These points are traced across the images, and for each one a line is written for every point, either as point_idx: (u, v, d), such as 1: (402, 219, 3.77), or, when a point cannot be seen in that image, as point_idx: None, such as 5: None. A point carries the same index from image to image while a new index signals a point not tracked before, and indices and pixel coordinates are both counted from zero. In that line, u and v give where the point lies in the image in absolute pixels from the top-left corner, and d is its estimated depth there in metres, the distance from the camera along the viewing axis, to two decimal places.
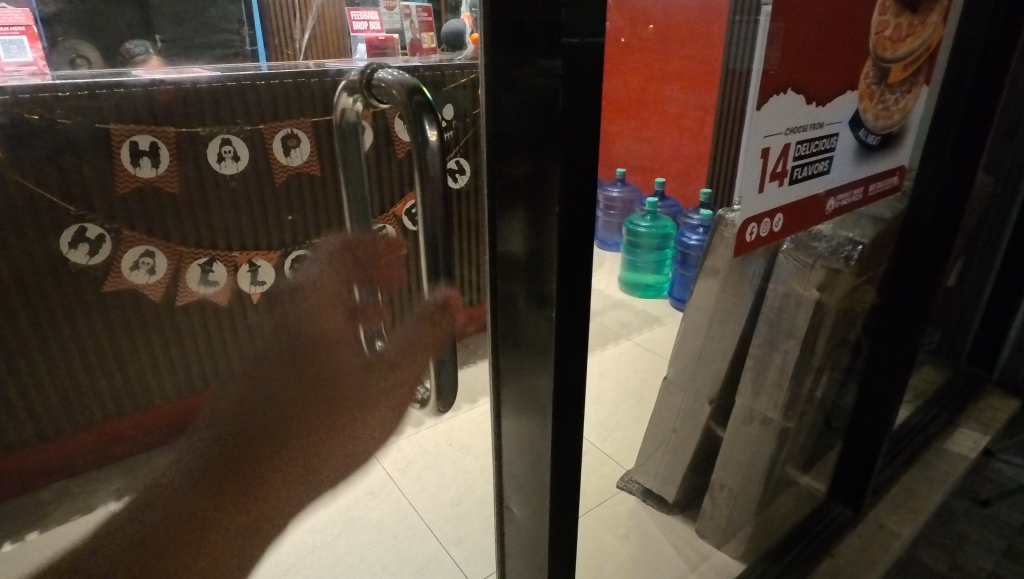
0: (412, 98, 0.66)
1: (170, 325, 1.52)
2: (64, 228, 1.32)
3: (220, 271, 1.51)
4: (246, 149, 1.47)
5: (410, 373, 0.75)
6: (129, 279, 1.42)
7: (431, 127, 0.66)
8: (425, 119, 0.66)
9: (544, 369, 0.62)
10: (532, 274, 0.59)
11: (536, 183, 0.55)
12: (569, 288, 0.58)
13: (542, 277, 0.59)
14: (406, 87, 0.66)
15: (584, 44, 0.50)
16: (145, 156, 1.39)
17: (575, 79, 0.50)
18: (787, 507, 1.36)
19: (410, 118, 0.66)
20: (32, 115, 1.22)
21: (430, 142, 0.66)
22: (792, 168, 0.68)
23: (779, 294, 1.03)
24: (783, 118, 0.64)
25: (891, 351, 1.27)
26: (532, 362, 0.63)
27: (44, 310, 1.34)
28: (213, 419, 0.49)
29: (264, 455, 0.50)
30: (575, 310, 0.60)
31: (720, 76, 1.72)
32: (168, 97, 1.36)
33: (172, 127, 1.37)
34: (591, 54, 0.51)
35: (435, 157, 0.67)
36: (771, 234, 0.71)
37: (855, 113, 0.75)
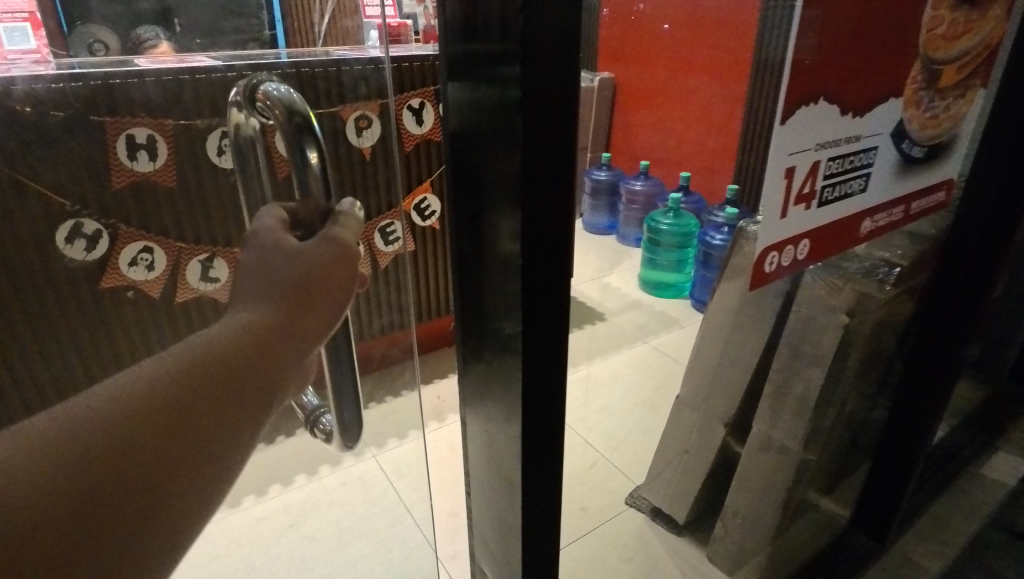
0: (292, 119, 0.60)
1: (168, 323, 1.48)
2: (58, 224, 1.27)
3: (220, 268, 1.50)
4: None
5: (319, 406, 0.82)
6: (126, 276, 1.38)
7: (313, 151, 0.59)
8: (305, 144, 0.59)
9: (512, 413, 0.55)
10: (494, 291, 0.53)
11: (499, 197, 0.47)
12: (538, 324, 0.51)
13: (508, 307, 0.51)
14: (282, 105, 0.61)
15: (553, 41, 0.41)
16: (143, 151, 1.32)
17: (531, 82, 0.42)
18: (805, 537, 1.27)
19: (291, 143, 0.60)
20: (23, 106, 1.18)
21: (311, 167, 0.59)
22: (820, 189, 0.60)
23: (803, 317, 0.94)
24: (812, 132, 0.55)
25: (926, 375, 1.17)
26: (502, 403, 0.56)
27: (40, 307, 1.31)
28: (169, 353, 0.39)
29: (235, 387, 0.39)
30: (545, 351, 0.53)
31: (748, 67, 1.60)
32: (165, 88, 1.31)
33: (168, 119, 1.33)
34: (559, 52, 0.43)
35: (319, 186, 0.59)
36: (794, 262, 0.62)
37: (898, 124, 0.65)
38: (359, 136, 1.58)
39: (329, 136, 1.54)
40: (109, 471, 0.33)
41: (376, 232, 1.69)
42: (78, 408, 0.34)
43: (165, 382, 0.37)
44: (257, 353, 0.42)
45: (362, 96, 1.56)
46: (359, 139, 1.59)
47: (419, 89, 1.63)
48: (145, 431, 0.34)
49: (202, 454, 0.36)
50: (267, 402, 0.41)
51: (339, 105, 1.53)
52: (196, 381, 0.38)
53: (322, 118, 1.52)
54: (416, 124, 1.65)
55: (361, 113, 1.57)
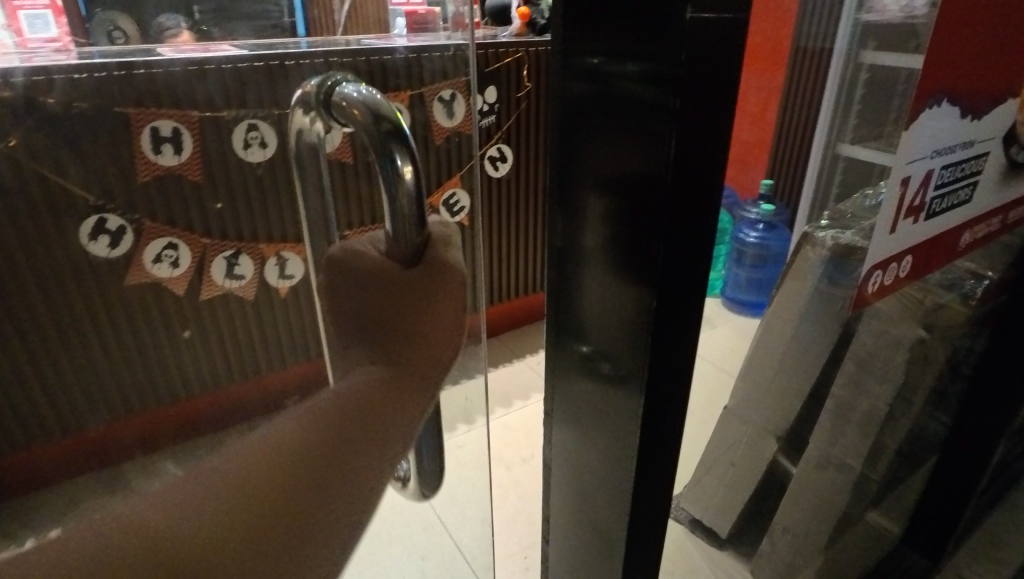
0: (379, 125, 0.48)
1: (194, 321, 1.45)
2: (82, 219, 1.24)
3: (246, 264, 1.46)
4: (273, 134, 1.37)
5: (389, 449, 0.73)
6: (152, 272, 1.35)
7: (406, 163, 0.48)
8: (394, 151, 0.48)
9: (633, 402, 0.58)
10: (610, 290, 0.57)
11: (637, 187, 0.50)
12: (667, 316, 0.53)
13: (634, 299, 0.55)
14: (366, 109, 0.49)
15: (697, 57, 0.43)
16: (168, 144, 1.27)
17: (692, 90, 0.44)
18: (855, 555, 1.22)
19: (377, 154, 0.48)
20: (46, 97, 1.14)
21: (404, 182, 0.48)
22: (930, 200, 0.54)
23: (877, 331, 0.87)
24: (931, 138, 0.49)
25: (996, 389, 1.09)
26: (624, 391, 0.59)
27: (65, 304, 1.28)
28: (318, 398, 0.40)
29: (363, 415, 0.38)
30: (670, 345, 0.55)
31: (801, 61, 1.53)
32: (192, 78, 1.26)
33: (195, 111, 1.28)
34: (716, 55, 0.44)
35: (411, 204, 0.48)
36: (897, 281, 0.57)
37: (1011, 126, 0.59)
38: None
39: None
40: (266, 511, 0.33)
41: None
42: (215, 463, 0.35)
43: (288, 437, 0.36)
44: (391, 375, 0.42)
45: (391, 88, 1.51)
46: None
47: None
48: (282, 471, 0.34)
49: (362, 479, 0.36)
50: (407, 422, 0.40)
51: None
52: (321, 417, 0.37)
53: None
54: (447, 116, 1.60)
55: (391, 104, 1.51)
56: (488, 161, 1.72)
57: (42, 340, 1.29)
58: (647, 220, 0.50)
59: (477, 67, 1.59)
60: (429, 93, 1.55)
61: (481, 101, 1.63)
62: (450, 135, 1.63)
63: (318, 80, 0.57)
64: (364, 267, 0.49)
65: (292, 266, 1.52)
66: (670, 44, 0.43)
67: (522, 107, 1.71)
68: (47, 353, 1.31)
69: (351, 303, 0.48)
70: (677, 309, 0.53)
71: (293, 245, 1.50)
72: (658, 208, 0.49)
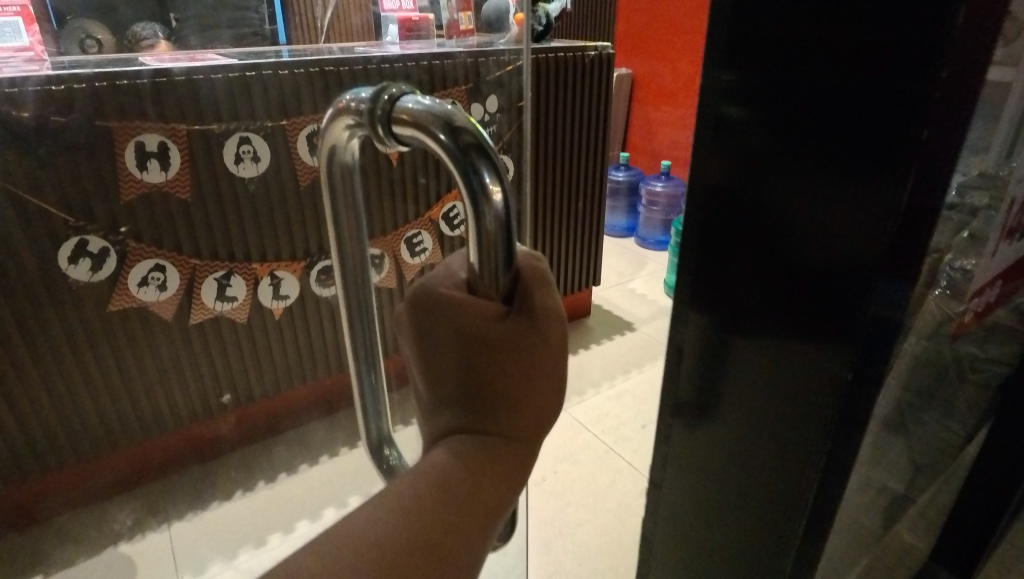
0: (456, 136, 0.40)
1: (183, 346, 1.37)
2: (61, 242, 1.15)
3: (239, 286, 1.38)
4: (266, 146, 1.30)
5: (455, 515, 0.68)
6: (138, 297, 1.26)
7: (494, 180, 0.40)
8: (480, 167, 0.40)
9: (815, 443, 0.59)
10: (789, 322, 0.58)
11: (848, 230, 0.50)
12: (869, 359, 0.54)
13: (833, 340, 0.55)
14: (437, 118, 0.40)
15: (952, 89, 0.43)
16: (154, 160, 1.19)
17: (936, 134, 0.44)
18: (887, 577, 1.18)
19: (460, 172, 0.40)
20: (21, 112, 1.05)
21: (493, 205, 0.40)
22: None
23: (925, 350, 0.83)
24: None
25: None
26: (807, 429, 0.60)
27: (44, 333, 1.19)
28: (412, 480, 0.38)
29: (471, 498, 0.39)
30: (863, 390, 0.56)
31: None
32: (179, 90, 1.18)
33: (182, 124, 1.20)
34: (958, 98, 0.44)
35: (503, 231, 0.40)
36: None
37: None
38: None
39: None
40: None
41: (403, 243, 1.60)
42: (330, 536, 0.35)
43: (392, 538, 0.34)
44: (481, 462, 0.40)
45: None
46: None
47: (451, 89, 1.56)
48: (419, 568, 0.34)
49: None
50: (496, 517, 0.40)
51: None
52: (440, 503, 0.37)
53: None
54: None
55: None
56: None
57: (19, 374, 1.19)
58: (841, 248, 0.51)
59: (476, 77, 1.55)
60: None
61: (481, 111, 1.58)
62: None
63: (350, 92, 0.47)
64: (454, 301, 0.40)
65: (287, 285, 1.45)
66: (923, 80, 0.43)
67: (521, 117, 1.67)
68: (25, 387, 1.21)
69: (435, 344, 0.42)
70: (879, 344, 0.53)
71: (289, 264, 1.43)
72: (861, 228, 0.49)
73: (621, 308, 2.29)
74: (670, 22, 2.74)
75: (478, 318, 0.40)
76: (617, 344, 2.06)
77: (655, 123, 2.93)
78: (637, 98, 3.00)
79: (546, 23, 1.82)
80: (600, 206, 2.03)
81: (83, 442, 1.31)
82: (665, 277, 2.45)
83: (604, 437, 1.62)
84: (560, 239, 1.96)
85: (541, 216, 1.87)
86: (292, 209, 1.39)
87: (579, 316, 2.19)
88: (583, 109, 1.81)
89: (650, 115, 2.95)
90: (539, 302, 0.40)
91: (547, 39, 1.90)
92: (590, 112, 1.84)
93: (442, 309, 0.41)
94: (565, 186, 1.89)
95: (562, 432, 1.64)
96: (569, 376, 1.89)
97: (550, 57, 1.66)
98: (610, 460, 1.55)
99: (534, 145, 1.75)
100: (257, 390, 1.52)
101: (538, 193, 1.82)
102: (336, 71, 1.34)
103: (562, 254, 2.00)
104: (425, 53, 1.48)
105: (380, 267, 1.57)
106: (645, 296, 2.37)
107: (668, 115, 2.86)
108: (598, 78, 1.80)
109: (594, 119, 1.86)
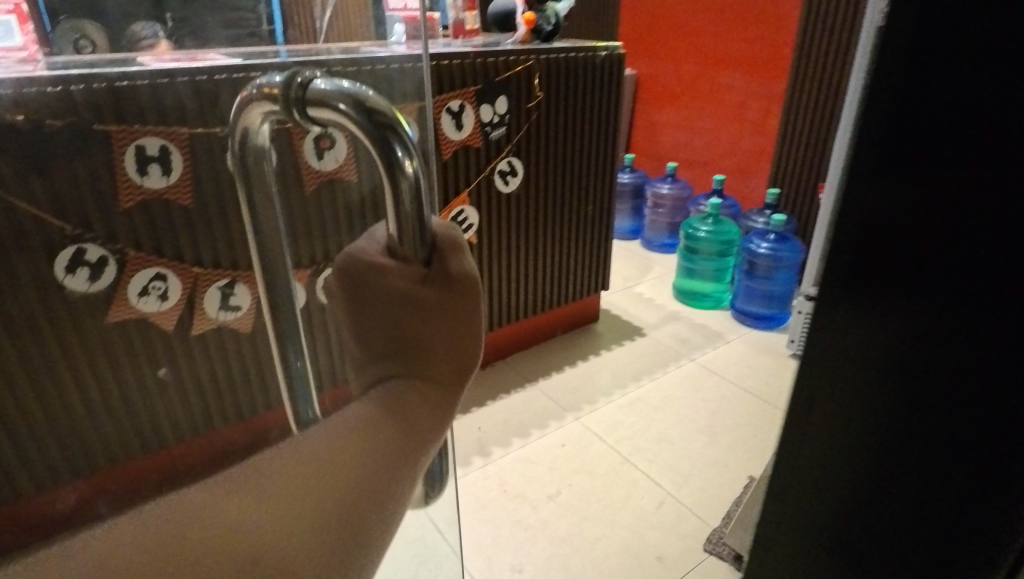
0: (372, 117, 0.48)
1: (184, 358, 1.32)
2: (57, 251, 1.10)
3: (242, 294, 1.33)
4: (271, 150, 1.25)
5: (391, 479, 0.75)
6: (136, 307, 1.21)
7: (407, 155, 0.48)
8: (397, 147, 0.48)
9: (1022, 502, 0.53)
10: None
11: None
12: None
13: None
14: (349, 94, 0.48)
15: None
16: (155, 164, 1.14)
17: None
18: None
19: (379, 149, 0.49)
20: (14, 115, 0.99)
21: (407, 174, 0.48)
22: None
23: None
24: None
25: None
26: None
27: (38, 347, 1.14)
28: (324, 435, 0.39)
29: (383, 458, 0.39)
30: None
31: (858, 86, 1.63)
32: (179, 91, 1.13)
33: (184, 127, 1.15)
34: None
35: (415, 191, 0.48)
36: None
37: None
38: None
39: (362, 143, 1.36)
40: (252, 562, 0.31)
41: None
42: (235, 476, 0.36)
43: (294, 475, 0.36)
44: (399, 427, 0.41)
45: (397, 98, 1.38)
46: None
47: (459, 89, 1.46)
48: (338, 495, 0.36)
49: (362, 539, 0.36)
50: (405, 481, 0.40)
51: None
52: (362, 440, 0.39)
53: None
54: (457, 130, 1.49)
55: None
56: (499, 176, 1.62)
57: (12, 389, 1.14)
58: None
59: (486, 77, 1.50)
60: (437, 105, 1.44)
61: (490, 113, 1.53)
62: (459, 149, 1.52)
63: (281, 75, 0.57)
64: (376, 271, 0.46)
65: None
66: None
67: (531, 118, 1.63)
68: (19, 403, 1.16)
69: (365, 313, 0.47)
70: None
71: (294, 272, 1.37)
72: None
73: (629, 313, 2.25)
74: (675, 22, 2.70)
75: (397, 284, 0.45)
76: (628, 350, 2.02)
77: (661, 126, 2.89)
78: (642, 99, 2.96)
79: (555, 22, 1.78)
80: (609, 209, 1.98)
81: (81, 458, 1.26)
82: (674, 281, 2.41)
83: (618, 447, 1.58)
84: (568, 243, 1.92)
85: (550, 220, 1.82)
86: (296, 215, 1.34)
87: (586, 320, 2.15)
88: (593, 110, 1.77)
89: (656, 117, 2.91)
90: (454, 268, 0.45)
91: (556, 39, 1.85)
92: (600, 113, 1.79)
93: (364, 276, 0.46)
94: (575, 189, 1.84)
95: (575, 442, 1.59)
96: (579, 383, 1.85)
97: (561, 57, 1.62)
98: (626, 472, 1.50)
99: (544, 148, 1.70)
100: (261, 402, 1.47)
101: (547, 196, 1.78)
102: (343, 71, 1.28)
103: (571, 258, 1.95)
104: (434, 52, 1.42)
105: None
106: (653, 301, 2.33)
107: (674, 116, 2.82)
108: (608, 79, 1.76)
109: (604, 120, 1.81)
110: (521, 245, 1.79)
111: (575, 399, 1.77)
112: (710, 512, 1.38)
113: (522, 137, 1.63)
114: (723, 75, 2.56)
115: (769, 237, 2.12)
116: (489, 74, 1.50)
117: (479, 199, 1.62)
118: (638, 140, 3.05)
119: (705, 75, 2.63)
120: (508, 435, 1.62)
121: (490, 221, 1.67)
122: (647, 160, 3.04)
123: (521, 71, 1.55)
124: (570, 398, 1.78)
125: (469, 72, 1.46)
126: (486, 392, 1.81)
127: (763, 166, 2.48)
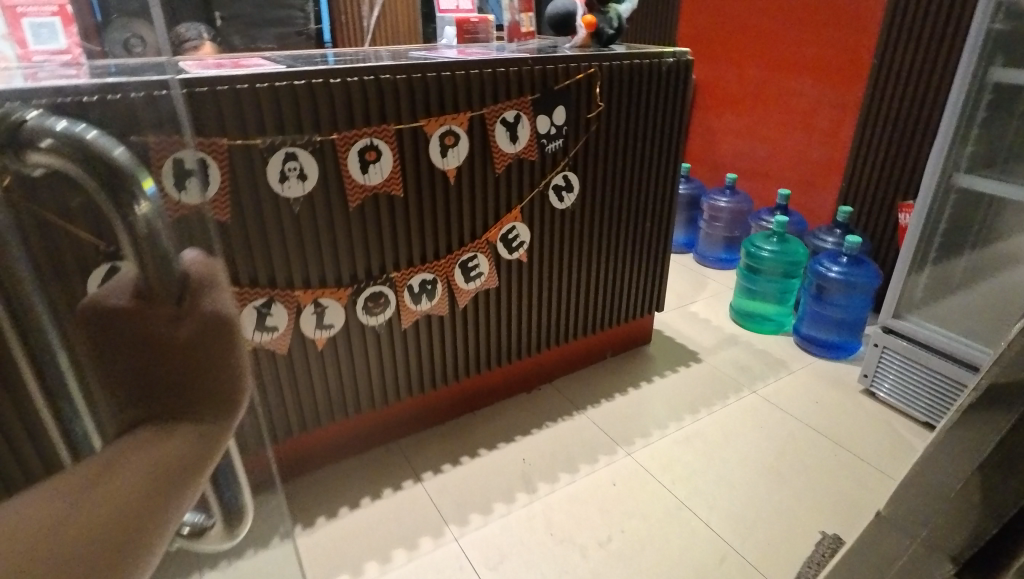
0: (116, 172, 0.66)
1: None
2: None
3: (280, 314, 1.25)
4: (315, 163, 1.16)
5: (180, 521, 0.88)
6: None
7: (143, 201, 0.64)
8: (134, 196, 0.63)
9: None
10: None
11: None
12: None
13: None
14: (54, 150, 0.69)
15: None
16: (191, 178, 1.02)
17: None
18: None
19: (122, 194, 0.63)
20: None
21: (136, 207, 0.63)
22: None
23: None
24: None
25: None
26: None
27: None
28: (85, 470, 0.43)
29: (151, 482, 0.43)
30: None
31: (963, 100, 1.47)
32: (218, 99, 1.05)
33: (224, 138, 1.07)
34: None
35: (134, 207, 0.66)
36: None
37: None
38: (444, 158, 1.31)
39: (410, 155, 1.27)
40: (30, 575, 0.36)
41: (457, 268, 1.44)
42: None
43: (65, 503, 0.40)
44: (172, 464, 0.45)
45: (450, 107, 1.28)
46: (444, 160, 1.31)
47: (515, 99, 1.35)
48: (118, 521, 0.40)
49: (142, 547, 0.41)
50: (178, 502, 0.45)
51: (424, 117, 1.25)
52: (139, 462, 0.44)
53: (403, 134, 1.24)
54: (511, 142, 1.38)
55: (447, 127, 1.29)
56: (553, 191, 1.51)
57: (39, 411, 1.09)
58: None
59: (544, 85, 1.39)
60: (491, 115, 1.33)
61: (547, 123, 1.42)
62: (512, 162, 1.41)
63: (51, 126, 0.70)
64: (125, 315, 0.48)
65: (332, 314, 1.31)
66: None
67: (590, 130, 1.51)
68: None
69: (117, 355, 0.49)
70: None
71: (334, 291, 1.29)
72: None
73: (682, 335, 2.11)
74: (740, 24, 2.54)
75: (150, 330, 0.48)
76: (682, 377, 1.89)
77: (719, 133, 2.74)
78: (699, 105, 2.81)
79: (617, 26, 1.66)
80: (667, 226, 1.85)
81: None
82: (731, 300, 2.26)
83: (674, 489, 1.45)
84: (622, 261, 1.80)
85: (605, 237, 1.71)
86: (340, 231, 1.25)
87: (637, 342, 2.03)
88: (655, 121, 1.64)
89: (714, 124, 2.76)
90: (205, 305, 0.51)
91: (617, 43, 1.73)
92: (663, 124, 1.67)
93: (110, 324, 0.48)
94: (632, 205, 1.72)
95: (626, 481, 1.48)
96: (629, 413, 1.73)
97: (625, 63, 1.50)
98: (682, 518, 1.38)
99: (601, 160, 1.58)
100: (295, 425, 1.39)
101: (603, 212, 1.66)
102: (393, 79, 1.19)
103: (624, 277, 1.83)
104: (491, 58, 1.31)
105: (431, 294, 1.44)
106: (708, 322, 2.19)
107: (734, 124, 2.66)
108: (674, 88, 1.63)
109: (667, 132, 1.68)
110: (573, 264, 1.68)
111: (626, 432, 1.65)
112: (779, 572, 1.24)
113: (580, 150, 1.52)
114: (791, 81, 2.39)
115: (841, 259, 1.95)
116: (547, 83, 1.39)
117: (531, 215, 1.51)
118: (694, 147, 2.90)
119: (771, 81, 2.47)
120: (555, 469, 1.52)
121: (542, 238, 1.56)
122: (703, 170, 2.89)
123: (582, 79, 1.44)
124: (621, 430, 1.66)
125: (527, 80, 1.36)
126: (531, 418, 1.71)
127: (832, 180, 2.31)
